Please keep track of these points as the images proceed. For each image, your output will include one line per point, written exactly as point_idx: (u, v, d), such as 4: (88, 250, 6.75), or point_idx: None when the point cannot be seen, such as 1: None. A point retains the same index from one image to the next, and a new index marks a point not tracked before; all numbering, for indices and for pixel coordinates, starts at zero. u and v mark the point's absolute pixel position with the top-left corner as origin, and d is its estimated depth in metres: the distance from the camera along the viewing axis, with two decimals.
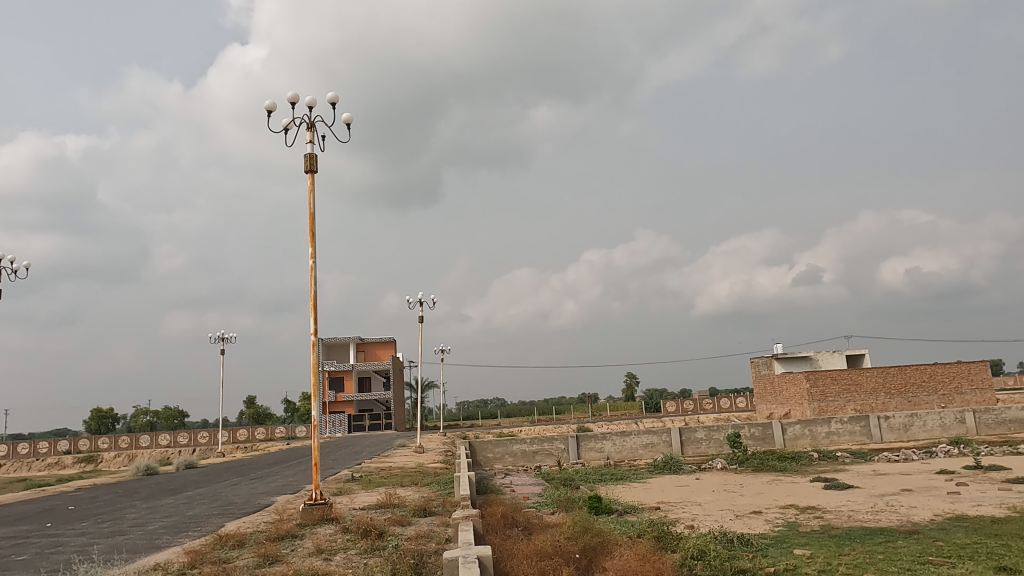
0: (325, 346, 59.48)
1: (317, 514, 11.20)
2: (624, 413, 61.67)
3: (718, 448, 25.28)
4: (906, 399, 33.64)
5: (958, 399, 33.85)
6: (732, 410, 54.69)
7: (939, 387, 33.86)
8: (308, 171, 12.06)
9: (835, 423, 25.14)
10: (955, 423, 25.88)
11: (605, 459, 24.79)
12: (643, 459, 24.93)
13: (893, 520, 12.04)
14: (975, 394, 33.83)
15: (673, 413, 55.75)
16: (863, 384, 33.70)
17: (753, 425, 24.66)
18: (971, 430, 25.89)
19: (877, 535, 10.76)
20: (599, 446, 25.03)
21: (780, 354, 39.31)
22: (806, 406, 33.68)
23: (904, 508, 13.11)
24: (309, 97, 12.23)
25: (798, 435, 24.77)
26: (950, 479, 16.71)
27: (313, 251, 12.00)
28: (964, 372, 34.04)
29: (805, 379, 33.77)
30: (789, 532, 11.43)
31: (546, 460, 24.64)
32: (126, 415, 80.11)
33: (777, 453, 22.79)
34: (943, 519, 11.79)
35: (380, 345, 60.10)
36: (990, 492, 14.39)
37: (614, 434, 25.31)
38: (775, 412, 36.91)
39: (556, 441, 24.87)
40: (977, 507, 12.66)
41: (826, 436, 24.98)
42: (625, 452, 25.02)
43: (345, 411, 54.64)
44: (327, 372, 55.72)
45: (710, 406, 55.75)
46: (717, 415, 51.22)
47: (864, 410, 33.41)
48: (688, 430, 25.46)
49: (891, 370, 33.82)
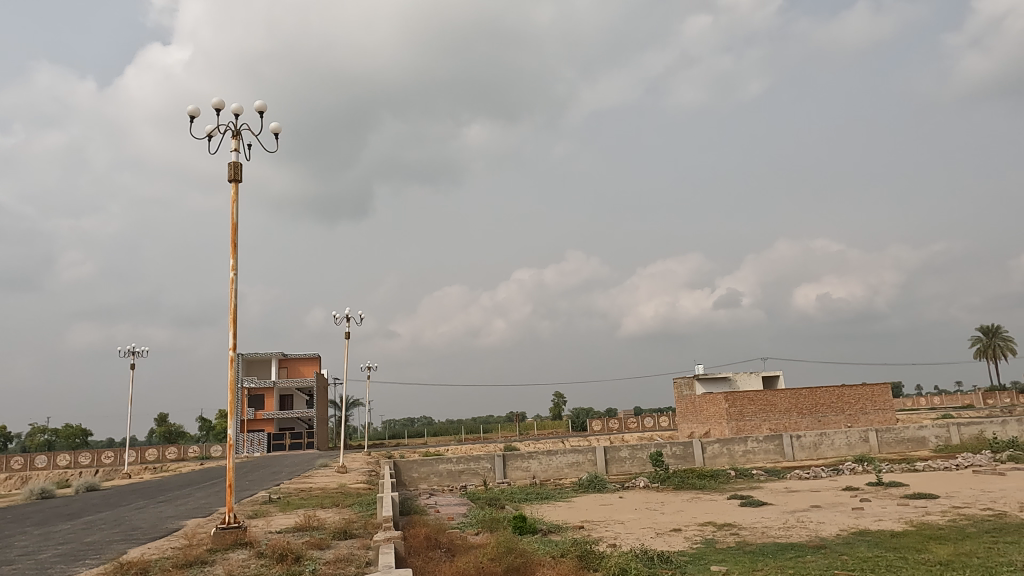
0: (245, 362, 57.18)
1: (230, 539, 10.61)
2: (551, 432, 62.22)
3: (641, 467, 25.73)
4: (816, 419, 35.29)
5: (863, 419, 35.82)
6: (654, 429, 56.06)
7: (846, 408, 35.73)
8: (231, 180, 11.62)
9: (751, 442, 26.07)
10: (860, 441, 27.35)
11: (531, 479, 24.79)
12: (568, 478, 25.06)
13: (803, 536, 12.52)
14: (878, 414, 35.91)
15: (599, 432, 56.70)
16: (777, 404, 35.14)
17: (674, 444, 25.20)
18: (874, 448, 27.41)
19: (788, 550, 11.16)
20: (525, 465, 25.01)
21: (701, 375, 40.53)
22: (724, 425, 34.81)
23: (814, 524, 13.67)
24: (235, 105, 11.83)
25: (717, 453, 25.51)
26: (855, 495, 17.61)
27: (235, 263, 11.53)
28: (868, 394, 36.09)
29: (724, 399, 34.94)
30: (707, 549, 11.70)
31: (472, 480, 24.40)
32: (19, 435, 74.14)
33: (696, 471, 23.39)
34: (848, 534, 12.37)
35: (303, 362, 58.24)
36: (891, 507, 15.24)
37: (540, 453, 25.37)
38: (695, 430, 37.98)
39: (482, 461, 24.70)
40: (879, 522, 13.35)
41: (743, 454, 25.86)
42: (550, 471, 25.10)
43: (264, 430, 52.49)
44: (246, 390, 53.48)
45: (635, 425, 56.97)
46: (641, 434, 52.47)
47: (777, 429, 34.82)
48: (613, 448, 25.79)
49: (802, 392, 35.47)
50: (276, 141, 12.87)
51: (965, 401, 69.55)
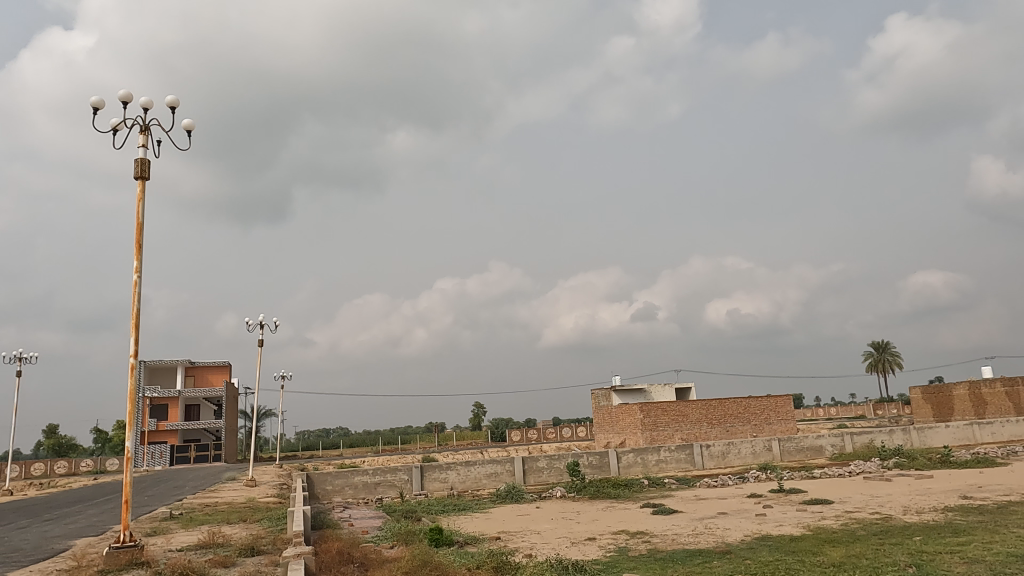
0: (148, 370, 53.97)
1: (124, 559, 9.90)
2: (469, 442, 62.03)
3: (558, 477, 26.00)
4: (725, 429, 36.79)
5: (768, 429, 37.64)
6: (572, 439, 56.89)
7: (752, 418, 37.45)
8: (138, 178, 10.98)
9: (663, 451, 26.86)
10: (764, 450, 28.73)
11: (449, 490, 24.56)
12: (486, 488, 25.00)
13: (710, 541, 13.00)
14: (780, 425, 37.84)
15: (517, 442, 57.00)
16: (689, 415, 36.42)
17: (591, 453, 25.63)
18: (777, 457, 28.85)
19: (696, 556, 11.54)
20: (443, 476, 24.76)
21: (617, 386, 41.47)
22: (639, 435, 35.73)
23: (720, 530, 14.22)
24: (144, 99, 11.21)
25: (632, 463, 26.12)
26: (758, 501, 18.47)
27: (139, 265, 10.87)
28: (772, 405, 37.99)
29: (639, 410, 35.87)
30: (620, 557, 11.93)
31: (388, 492, 23.91)
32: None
33: (611, 480, 23.87)
34: (752, 539, 12.94)
35: (212, 370, 55.56)
36: (791, 512, 16.08)
37: (458, 464, 25.19)
38: (611, 441, 38.79)
39: (399, 472, 24.27)
40: (779, 527, 14.05)
41: (656, 463, 26.60)
42: (469, 482, 24.97)
43: (167, 442, 49.63)
44: (148, 399, 50.45)
45: (553, 435, 57.64)
46: (559, 445, 53.14)
47: (689, 439, 36.06)
48: (531, 459, 25.96)
49: (712, 403, 36.94)
50: (188, 138, 12.29)
51: (858, 412, 74.44)
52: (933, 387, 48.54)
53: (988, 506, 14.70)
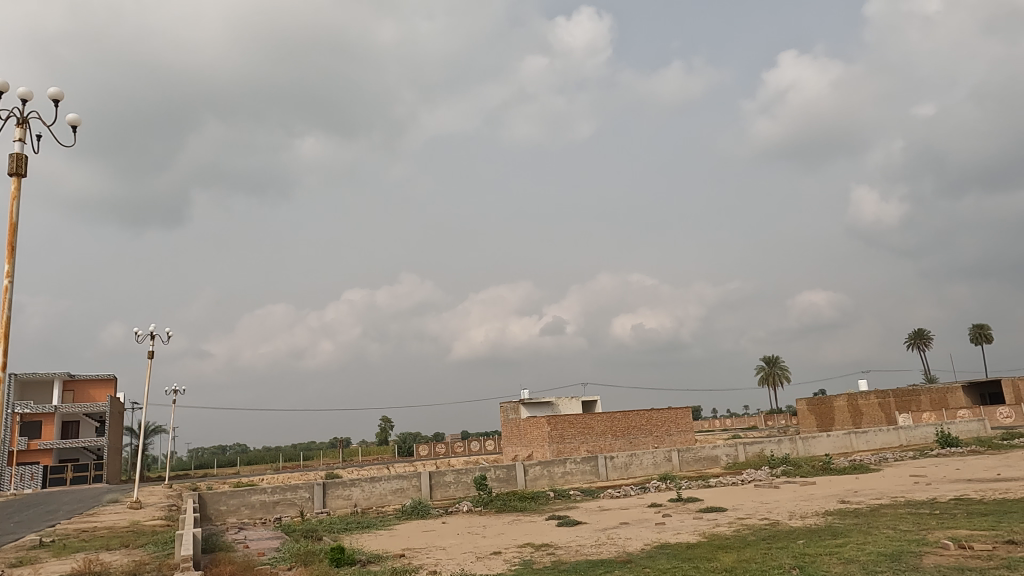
0: (19, 384, 49.40)
1: None
2: (375, 458, 60.66)
3: (465, 491, 25.83)
4: (628, 440, 37.83)
5: (668, 440, 39.04)
6: (480, 452, 56.77)
7: (654, 430, 38.74)
8: (12, 175, 10.07)
9: (569, 463, 27.27)
10: (664, 461, 29.75)
11: (352, 507, 23.84)
12: (391, 505, 24.45)
13: (612, 551, 13.28)
14: (680, 436, 39.35)
15: (425, 456, 56.30)
16: (594, 427, 37.21)
17: (498, 467, 25.63)
18: (676, 467, 29.95)
19: (599, 566, 11.77)
20: (346, 493, 24.01)
21: (525, 399, 41.81)
22: (546, 448, 36.12)
23: (622, 539, 14.56)
24: (23, 89, 10.32)
25: (538, 475, 26.32)
26: (658, 510, 19.09)
27: (10, 269, 9.92)
28: (672, 417, 39.46)
29: (546, 423, 36.30)
30: (525, 570, 11.98)
31: (288, 511, 22.91)
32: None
33: (518, 493, 23.96)
34: (651, 547, 13.33)
35: (94, 383, 51.57)
36: (688, 520, 16.71)
37: (363, 480, 24.53)
38: (519, 453, 39.01)
39: (300, 490, 23.33)
40: (677, 535, 14.55)
41: (562, 476, 26.94)
42: (373, 498, 24.35)
43: (39, 462, 45.44)
44: (18, 416, 46.12)
45: (461, 449, 57.33)
46: (466, 458, 52.94)
47: (594, 450, 36.80)
48: (438, 473, 25.65)
49: (616, 415, 37.93)
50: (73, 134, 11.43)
51: (750, 422, 78.74)
52: (817, 399, 52.03)
53: (863, 509, 15.86)
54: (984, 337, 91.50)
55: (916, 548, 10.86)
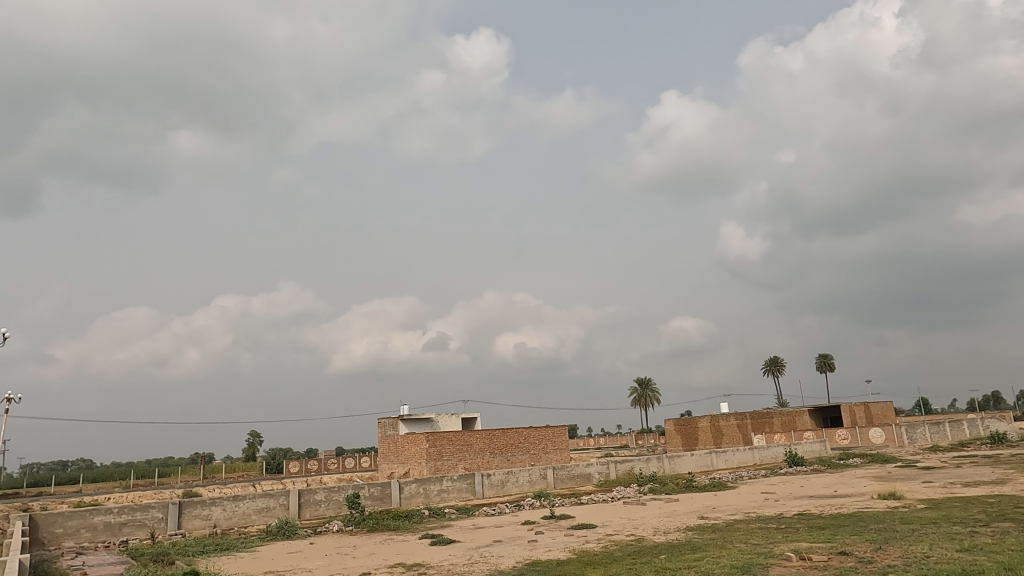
0: None
1: None
2: (240, 474, 57.28)
3: (336, 510, 24.87)
4: (505, 458, 38.12)
5: (544, 458, 39.74)
6: (354, 469, 55.11)
7: (531, 448, 39.32)
8: None
9: (446, 481, 27.04)
10: (539, 479, 30.24)
11: (211, 528, 22.25)
12: (255, 525, 23.09)
13: (484, 570, 13.26)
14: (556, 453, 40.19)
15: (295, 473, 53.94)
16: (473, 444, 37.19)
17: (372, 484, 24.92)
18: (551, 484, 30.52)
19: None
20: (205, 513, 22.40)
21: (404, 415, 41.14)
22: (423, 465, 35.64)
23: (493, 558, 14.58)
24: None
25: (413, 493, 25.84)
26: (531, 528, 19.32)
27: None
28: (549, 435, 40.27)
29: (425, 440, 35.86)
30: None
31: (136, 534, 21.01)
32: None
33: (391, 512, 23.40)
34: (522, 565, 13.44)
35: None
36: (559, 537, 17.04)
37: (224, 499, 23.01)
38: (395, 471, 38.23)
39: (152, 510, 21.50)
40: (548, 552, 14.80)
41: (437, 494, 26.63)
42: (235, 518, 22.88)
43: None
44: None
45: (334, 466, 55.44)
46: (339, 475, 51.27)
47: (471, 468, 36.73)
48: (308, 491, 24.55)
49: (495, 433, 38.18)
50: None
51: (622, 441, 82.01)
52: (683, 419, 55.05)
53: (720, 525, 16.90)
54: (828, 366, 101.00)
55: (764, 560, 11.69)
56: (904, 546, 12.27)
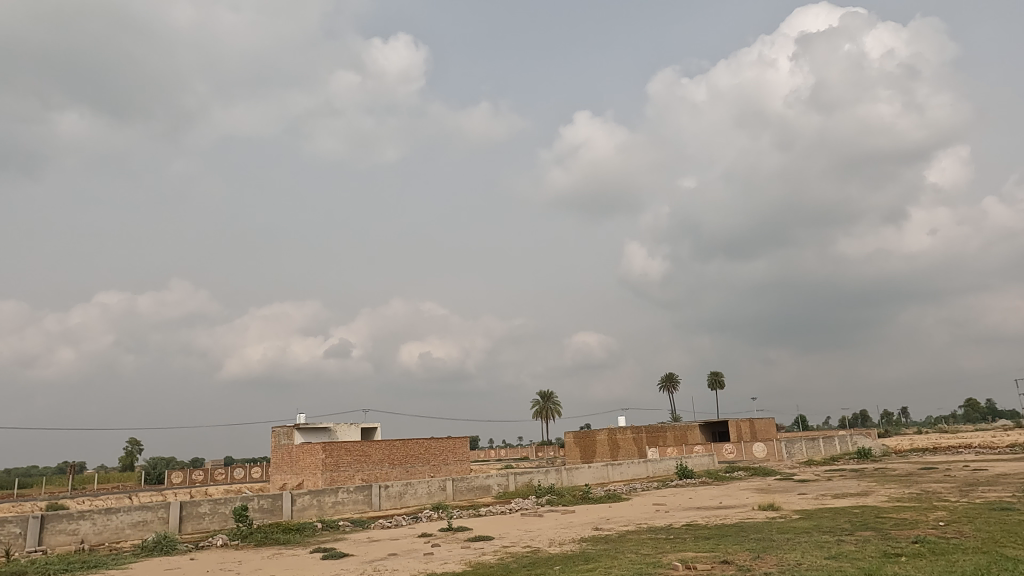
0: None
1: None
2: (115, 486, 53.17)
3: (221, 523, 23.56)
4: (405, 469, 37.51)
5: (444, 469, 39.42)
6: (244, 480, 52.46)
7: (431, 459, 38.93)
8: None
9: (341, 493, 26.25)
10: (438, 490, 29.98)
11: (77, 544, 20.49)
12: (129, 540, 21.47)
13: None
14: (456, 465, 39.97)
15: (177, 484, 50.69)
16: (371, 455, 36.35)
17: (262, 496, 23.78)
18: (450, 496, 30.31)
19: None
20: (72, 528, 20.60)
21: (300, 424, 39.68)
22: (318, 476, 34.46)
23: (387, 572, 14.28)
24: None
25: (306, 505, 24.89)
26: (428, 541, 19.10)
27: None
28: (450, 446, 40.03)
29: (321, 450, 34.72)
30: None
31: None
32: None
33: (281, 525, 22.42)
34: None
35: None
36: (455, 550, 16.93)
37: (95, 512, 21.27)
38: (288, 482, 36.74)
39: (9, 524, 19.53)
40: (443, 565, 14.67)
41: (332, 506, 25.80)
42: (106, 533, 21.20)
43: None
44: None
45: (222, 476, 52.56)
46: (227, 486, 48.64)
47: (369, 479, 35.86)
48: (191, 503, 23.13)
49: (396, 444, 37.53)
50: None
51: (523, 453, 82.76)
52: (583, 432, 56.31)
53: (613, 535, 17.39)
54: (719, 383, 106.45)
55: (652, 570, 12.10)
56: (779, 553, 13.09)
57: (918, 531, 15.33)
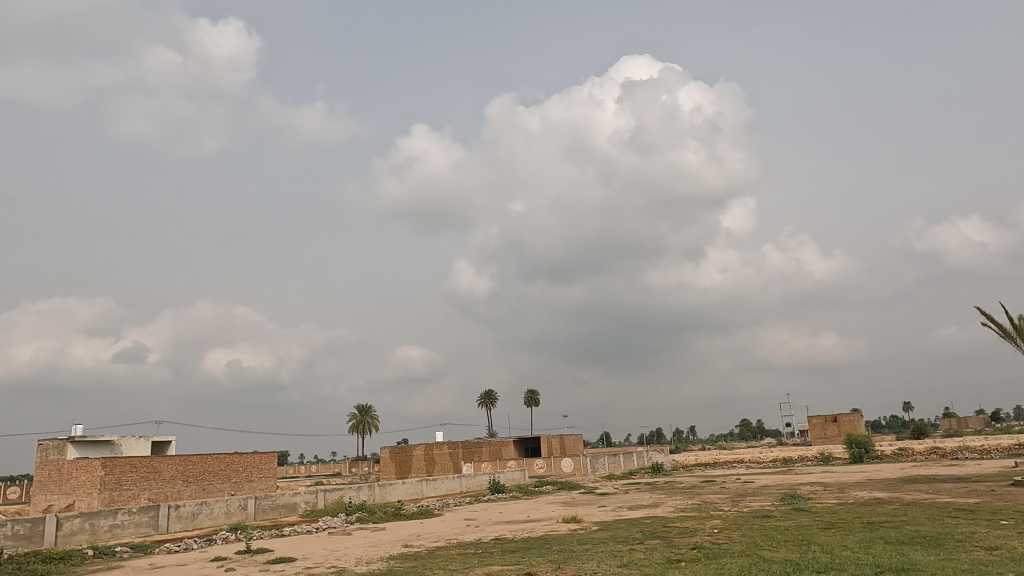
0: None
1: None
2: None
3: None
4: (201, 487, 34.39)
5: (247, 486, 36.75)
6: None
7: (232, 475, 36.13)
8: None
9: (121, 515, 23.37)
10: (237, 510, 27.87)
11: None
12: None
13: None
14: (261, 482, 37.46)
15: None
16: (162, 472, 32.89)
17: (18, 521, 20.39)
18: (250, 516, 28.29)
19: None
20: None
21: (76, 437, 34.88)
22: (94, 496, 30.41)
23: None
24: None
25: (76, 530, 21.80)
26: (221, 565, 17.62)
27: None
28: (255, 462, 37.48)
29: (100, 466, 30.74)
30: None
31: None
32: None
33: (41, 554, 19.40)
34: None
35: None
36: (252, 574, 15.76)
37: None
38: (54, 504, 31.99)
39: None
40: None
41: (108, 530, 22.86)
42: None
43: None
44: None
45: None
46: None
47: (157, 499, 32.35)
48: None
49: (192, 459, 34.34)
50: None
51: (335, 469, 79.78)
52: (399, 448, 55.63)
53: (422, 552, 17.30)
54: (535, 401, 110.73)
55: None
56: (577, 564, 13.84)
57: (697, 538, 17.10)
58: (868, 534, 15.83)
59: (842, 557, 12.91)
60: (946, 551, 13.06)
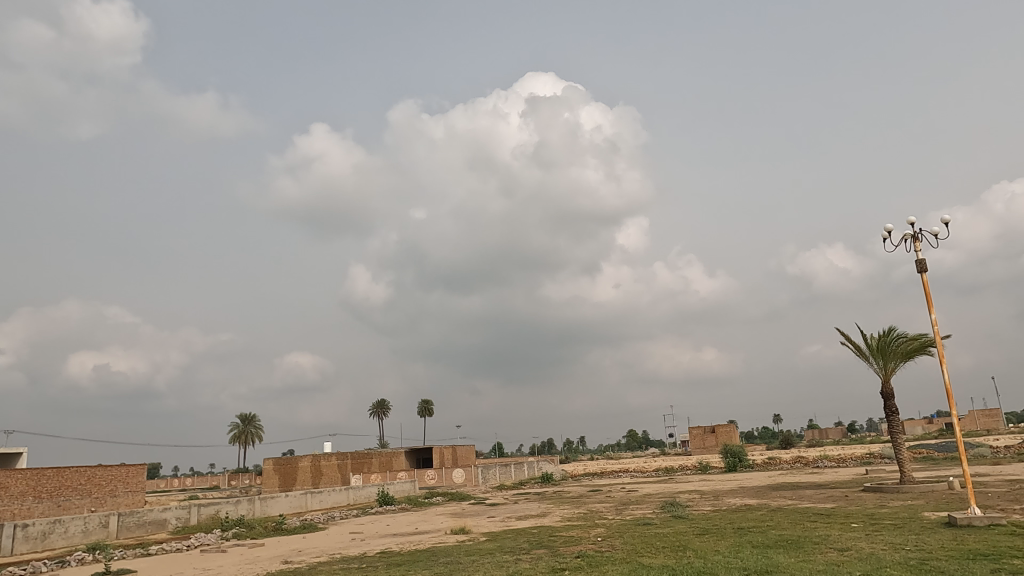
0: None
1: None
2: None
3: None
4: (55, 504, 31.34)
5: (110, 502, 33.88)
6: None
7: (94, 490, 33.25)
8: None
9: None
10: (97, 528, 25.60)
11: None
12: None
13: None
14: (127, 497, 34.64)
15: None
16: (9, 487, 29.77)
17: None
18: (111, 534, 26.05)
19: None
20: None
21: None
22: None
23: None
24: None
25: None
26: None
27: None
28: (121, 475, 34.70)
29: None
30: None
31: None
32: None
33: None
34: None
35: None
36: None
37: None
38: None
39: None
40: None
41: None
42: None
43: None
44: None
45: None
46: None
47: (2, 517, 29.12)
48: None
49: (46, 473, 31.32)
50: None
51: (212, 482, 75.10)
52: (284, 459, 53.43)
53: (302, 568, 16.63)
54: (428, 411, 109.74)
55: None
56: None
57: (581, 547, 17.53)
58: (737, 539, 16.83)
59: (713, 562, 13.69)
60: (804, 553, 14.11)
